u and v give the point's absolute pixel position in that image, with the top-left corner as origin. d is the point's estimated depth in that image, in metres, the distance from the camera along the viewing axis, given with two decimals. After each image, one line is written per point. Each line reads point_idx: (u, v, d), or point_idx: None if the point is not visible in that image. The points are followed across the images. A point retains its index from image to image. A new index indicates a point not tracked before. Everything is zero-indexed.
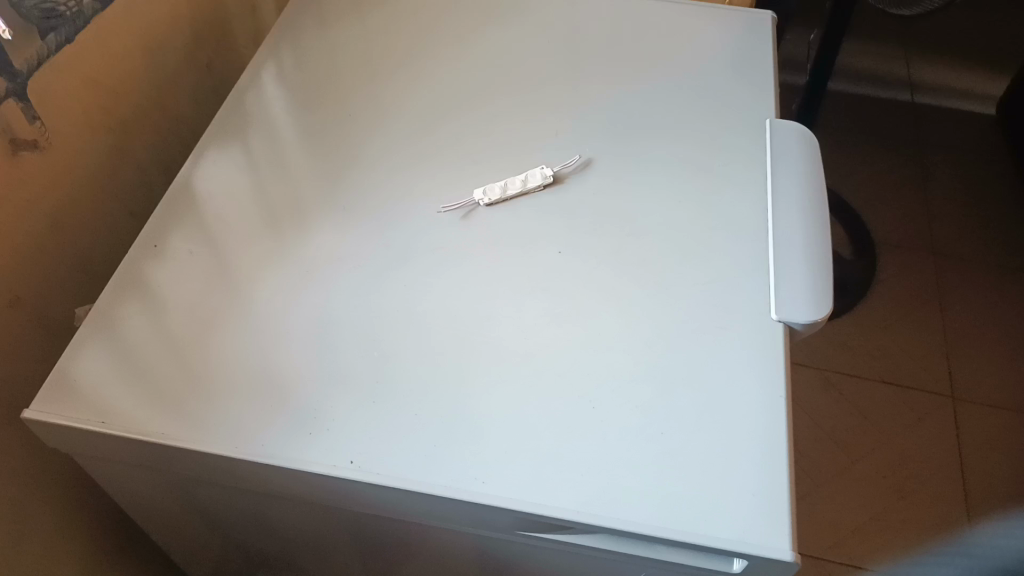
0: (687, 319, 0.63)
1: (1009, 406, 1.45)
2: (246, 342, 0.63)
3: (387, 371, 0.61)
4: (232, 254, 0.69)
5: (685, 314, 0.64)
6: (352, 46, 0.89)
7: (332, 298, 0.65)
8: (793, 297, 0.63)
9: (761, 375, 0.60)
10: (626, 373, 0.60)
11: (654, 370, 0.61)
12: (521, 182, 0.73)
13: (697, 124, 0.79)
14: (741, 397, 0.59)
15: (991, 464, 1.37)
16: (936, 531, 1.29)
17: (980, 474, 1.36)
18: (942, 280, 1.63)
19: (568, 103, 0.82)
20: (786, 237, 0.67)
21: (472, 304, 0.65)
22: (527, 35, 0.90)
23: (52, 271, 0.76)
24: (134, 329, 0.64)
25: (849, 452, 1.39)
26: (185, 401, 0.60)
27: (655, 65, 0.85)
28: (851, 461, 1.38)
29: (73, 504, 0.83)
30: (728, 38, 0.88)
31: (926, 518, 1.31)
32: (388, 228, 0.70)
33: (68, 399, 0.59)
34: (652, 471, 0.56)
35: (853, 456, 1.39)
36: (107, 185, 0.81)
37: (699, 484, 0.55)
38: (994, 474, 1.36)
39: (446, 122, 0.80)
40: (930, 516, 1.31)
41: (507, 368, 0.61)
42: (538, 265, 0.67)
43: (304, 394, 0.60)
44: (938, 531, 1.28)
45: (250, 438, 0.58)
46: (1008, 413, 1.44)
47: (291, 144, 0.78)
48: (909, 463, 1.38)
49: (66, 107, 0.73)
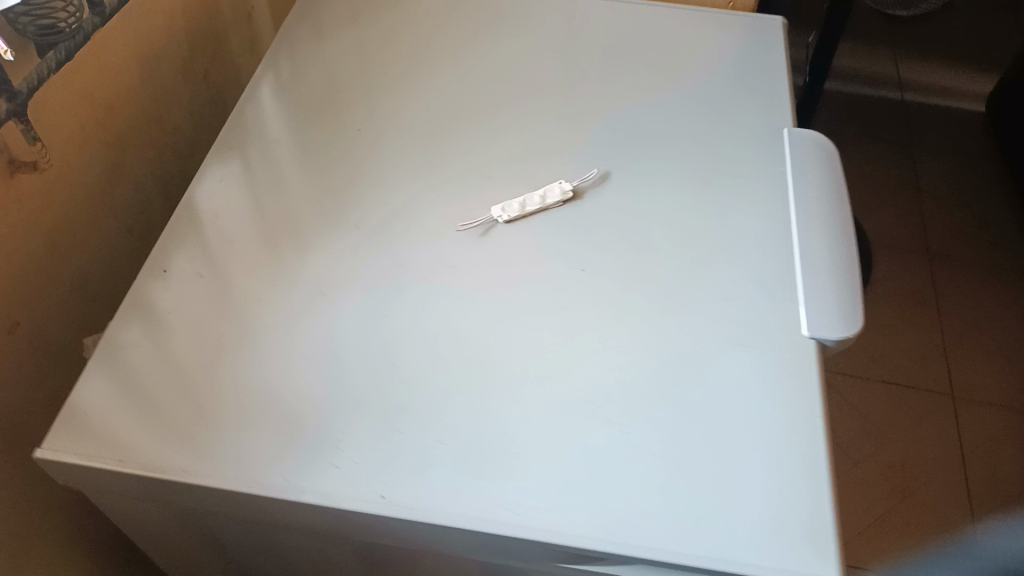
0: (685, 323, 0.63)
1: (1006, 404, 1.45)
2: (262, 366, 0.60)
3: (409, 395, 0.59)
4: (243, 277, 0.66)
5: (681, 318, 0.63)
6: (353, 57, 0.87)
7: (348, 319, 0.63)
8: (825, 313, 0.62)
9: (761, 377, 0.60)
10: (626, 373, 0.60)
11: (656, 371, 0.60)
12: (540, 198, 0.71)
13: (714, 135, 0.77)
14: (741, 398, 0.59)
15: (993, 462, 1.37)
16: (941, 532, 1.29)
17: (983, 473, 1.36)
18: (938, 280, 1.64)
19: (582, 115, 0.80)
20: (813, 252, 0.66)
21: (492, 324, 0.63)
22: (535, 45, 0.88)
23: (51, 296, 0.72)
24: (145, 356, 0.61)
25: (851, 454, 1.39)
26: (205, 433, 0.57)
27: (668, 74, 0.84)
28: (852, 463, 1.37)
29: (72, 536, 0.80)
30: (738, 47, 0.87)
31: (929, 518, 1.30)
32: (401, 246, 0.68)
33: (81, 436, 0.57)
34: (689, 495, 0.54)
35: (855, 457, 1.38)
36: (107, 205, 0.78)
37: (702, 484, 0.55)
38: (997, 473, 1.36)
39: (459, 137, 0.78)
40: (933, 517, 1.31)
41: (535, 391, 0.59)
42: (559, 282, 0.66)
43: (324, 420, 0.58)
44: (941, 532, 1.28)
45: (273, 469, 0.55)
46: (1005, 411, 1.44)
47: (297, 161, 0.76)
48: (911, 464, 1.37)
49: (64, 125, 0.69)
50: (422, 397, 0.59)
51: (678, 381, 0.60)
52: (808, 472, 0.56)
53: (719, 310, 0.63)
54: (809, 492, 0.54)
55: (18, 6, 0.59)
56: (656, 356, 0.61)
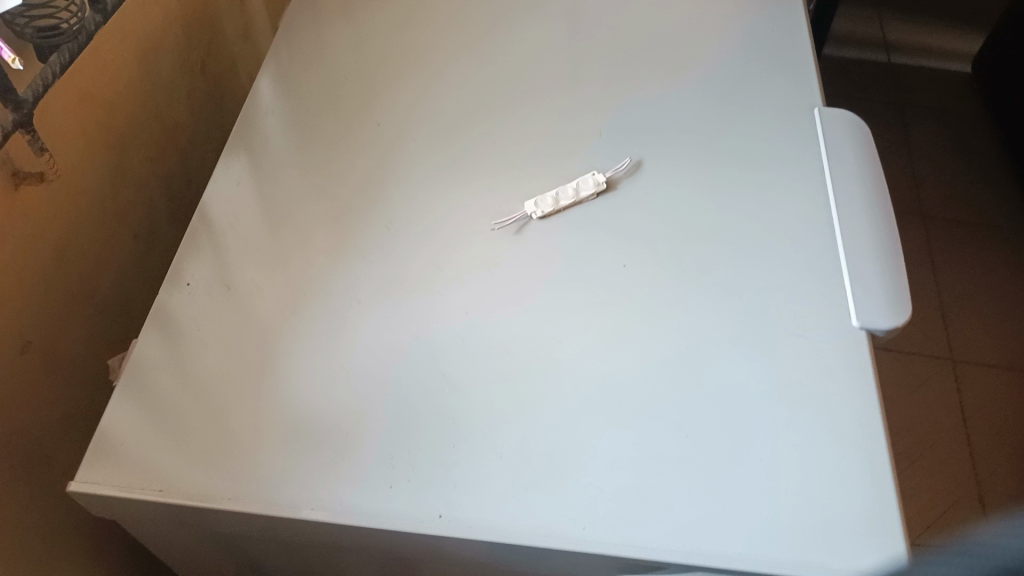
0: (686, 321, 0.61)
1: (995, 363, 1.38)
2: (302, 383, 0.58)
3: (455, 406, 0.57)
4: (272, 288, 0.63)
5: (684, 315, 0.61)
6: (360, 47, 0.84)
7: (391, 326, 0.61)
8: (872, 302, 0.61)
9: (772, 383, 0.58)
10: (630, 377, 0.58)
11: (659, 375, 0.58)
12: (574, 191, 0.69)
13: (745, 117, 0.75)
14: (752, 402, 0.57)
15: (995, 424, 1.31)
16: (951, 511, 1.21)
17: (986, 437, 1.29)
18: (929, 234, 1.58)
19: (607, 100, 0.78)
20: (853, 240, 0.65)
21: (534, 326, 0.61)
22: (550, 30, 0.85)
23: (62, 311, 0.69)
24: (176, 377, 0.58)
25: None
26: (247, 457, 0.55)
27: (691, 56, 0.82)
28: None
29: (99, 559, 0.77)
30: (760, 24, 0.85)
31: (940, 490, 1.23)
32: (435, 247, 0.66)
33: (117, 466, 0.54)
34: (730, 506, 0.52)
35: None
36: (113, 211, 0.74)
37: (729, 488, 0.53)
38: (997, 437, 1.29)
39: (482, 130, 0.75)
40: (950, 493, 1.23)
41: (587, 397, 0.57)
42: (602, 279, 0.64)
43: (378, 435, 0.56)
44: (961, 510, 1.20)
45: (326, 490, 0.53)
46: (993, 369, 1.38)
47: (315, 159, 0.73)
48: (922, 433, 1.29)
49: (66, 132, 0.66)
50: (471, 408, 0.57)
51: (686, 387, 0.58)
52: (869, 466, 0.54)
53: (766, 301, 0.62)
54: (875, 492, 0.53)
55: (14, 8, 0.57)
56: (656, 354, 0.59)
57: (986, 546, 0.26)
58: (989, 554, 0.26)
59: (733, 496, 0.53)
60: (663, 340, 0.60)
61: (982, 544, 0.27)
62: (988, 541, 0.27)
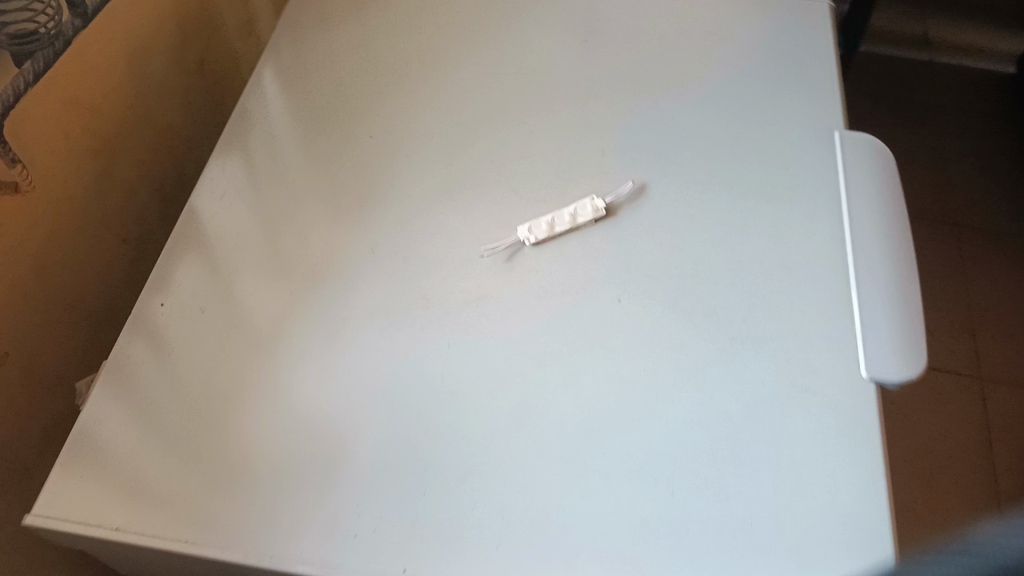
0: (678, 364, 0.58)
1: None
2: (274, 421, 0.57)
3: (426, 444, 0.56)
4: (246, 313, 0.63)
5: (674, 357, 0.59)
6: (358, 51, 0.81)
7: (358, 360, 0.60)
8: (883, 351, 0.58)
9: (767, 436, 0.55)
10: (624, 425, 0.56)
11: (649, 425, 0.56)
12: (570, 217, 0.65)
13: (758, 136, 0.71)
14: (741, 457, 0.54)
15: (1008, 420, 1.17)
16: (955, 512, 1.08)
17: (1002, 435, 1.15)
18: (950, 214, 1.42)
19: (611, 113, 0.73)
20: (864, 282, 0.61)
21: (507, 361, 0.59)
22: (558, 34, 0.81)
23: (50, 320, 0.68)
24: (143, 403, 0.58)
25: None
26: (211, 498, 0.54)
27: (704, 62, 0.77)
28: None
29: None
30: (781, 30, 0.79)
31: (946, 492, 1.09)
32: (420, 276, 0.64)
33: (77, 502, 0.54)
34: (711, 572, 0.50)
35: None
36: (102, 216, 0.73)
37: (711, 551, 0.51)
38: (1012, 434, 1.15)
39: (483, 145, 0.72)
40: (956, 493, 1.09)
41: (573, 445, 0.55)
42: (596, 313, 0.61)
43: (340, 472, 0.55)
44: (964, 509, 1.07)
45: (283, 529, 0.53)
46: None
47: (303, 175, 0.72)
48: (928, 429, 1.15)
49: (47, 134, 0.65)
50: (452, 449, 0.55)
51: (676, 436, 0.55)
52: (861, 536, 0.51)
53: (757, 341, 0.59)
54: (866, 534, 0.51)
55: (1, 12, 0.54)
56: (644, 402, 0.57)
57: (986, 543, 0.22)
58: (990, 553, 0.21)
59: (717, 556, 0.51)
60: (648, 384, 0.57)
61: (983, 542, 0.22)
62: (988, 537, 0.22)
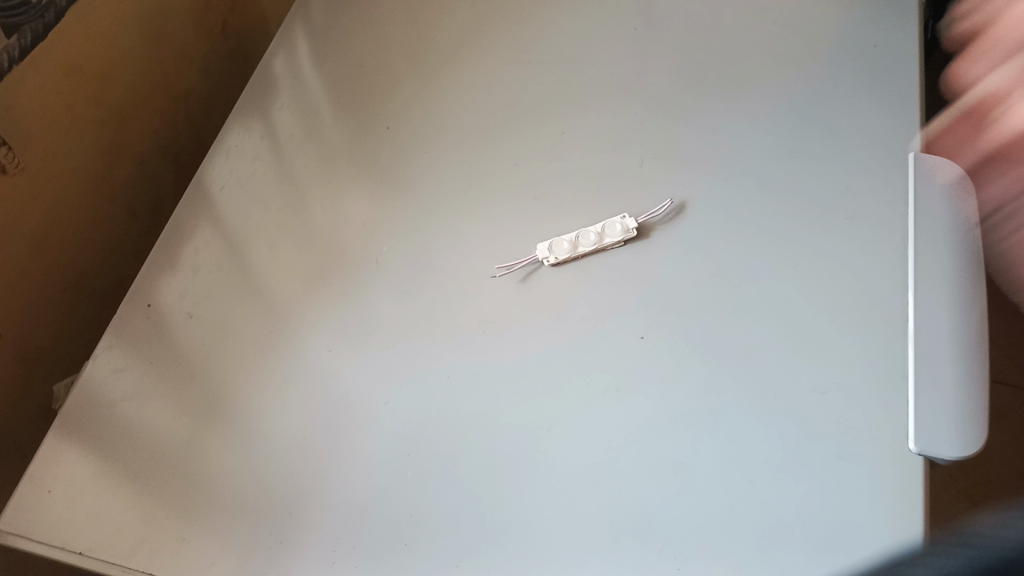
0: (698, 416, 0.51)
1: None
2: (256, 444, 0.54)
3: (409, 493, 0.51)
4: (234, 325, 0.59)
5: (694, 404, 0.52)
6: (381, 33, 0.76)
7: (348, 387, 0.55)
8: (941, 410, 0.49)
9: (792, 504, 0.47)
10: (630, 480, 0.49)
11: (661, 484, 0.49)
12: (596, 235, 0.59)
13: (821, 151, 0.62)
14: (759, 527, 0.47)
15: None
16: None
17: None
18: None
19: (655, 120, 0.66)
20: (927, 329, 0.52)
21: (508, 395, 0.53)
22: (608, 23, 0.73)
23: (46, 301, 0.65)
24: (114, 418, 0.55)
25: None
26: (184, 524, 0.51)
27: (768, 62, 0.68)
28: None
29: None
30: (863, 25, 0.69)
31: None
32: (423, 301, 0.59)
33: (43, 518, 0.51)
34: None
35: None
36: (109, 189, 0.70)
37: None
38: None
39: (511, 149, 0.66)
40: None
41: (573, 505, 0.49)
42: (615, 349, 0.55)
43: (312, 522, 0.50)
44: None
45: (256, 564, 0.49)
46: None
47: (314, 168, 0.67)
48: None
49: (48, 107, 0.60)
50: (438, 500, 0.50)
51: (690, 501, 0.48)
52: None
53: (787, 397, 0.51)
54: None
55: None
56: (656, 458, 0.50)
57: (982, 537, 0.23)
58: (988, 547, 0.23)
59: None
60: (658, 447, 0.50)
61: (979, 534, 0.23)
62: (985, 533, 0.23)
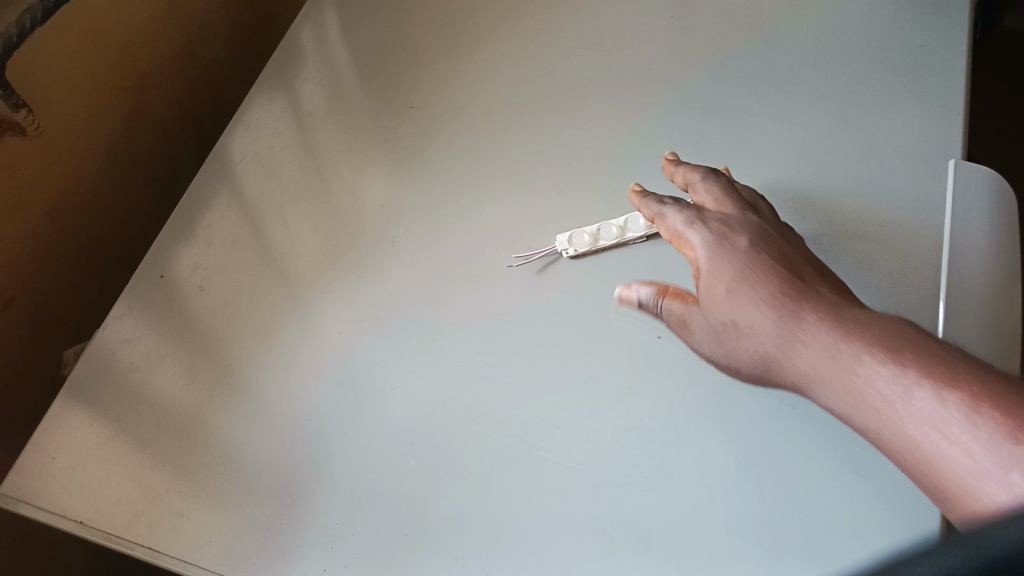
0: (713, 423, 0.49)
1: None
2: (259, 421, 0.53)
3: (409, 484, 0.50)
4: (244, 300, 0.58)
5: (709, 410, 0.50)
6: (408, 9, 0.74)
7: (353, 371, 0.54)
8: None
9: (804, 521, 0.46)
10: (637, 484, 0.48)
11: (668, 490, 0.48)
12: (618, 229, 0.57)
13: (855, 154, 0.59)
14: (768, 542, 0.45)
15: None
16: None
17: None
18: None
19: (684, 114, 0.64)
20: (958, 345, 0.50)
21: (516, 389, 0.52)
22: (640, 10, 0.71)
23: (61, 267, 0.65)
24: (119, 389, 0.55)
25: None
26: (184, 499, 0.51)
27: (805, 59, 0.65)
28: None
29: (27, 549, 0.72)
30: (907, 25, 0.66)
31: None
32: (434, 287, 0.58)
33: (45, 485, 0.52)
34: None
35: None
36: (129, 157, 0.69)
37: None
38: None
39: (535, 136, 0.64)
40: None
41: (577, 507, 0.48)
42: (630, 347, 0.53)
43: (310, 504, 0.50)
44: None
45: (252, 544, 0.49)
46: None
47: (334, 145, 0.66)
48: None
49: (69, 71, 0.60)
50: (437, 492, 0.49)
51: (698, 511, 0.47)
52: None
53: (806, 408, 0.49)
54: None
55: None
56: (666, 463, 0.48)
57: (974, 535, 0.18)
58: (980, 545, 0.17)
59: None
60: (667, 452, 0.49)
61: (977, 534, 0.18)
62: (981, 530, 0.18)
